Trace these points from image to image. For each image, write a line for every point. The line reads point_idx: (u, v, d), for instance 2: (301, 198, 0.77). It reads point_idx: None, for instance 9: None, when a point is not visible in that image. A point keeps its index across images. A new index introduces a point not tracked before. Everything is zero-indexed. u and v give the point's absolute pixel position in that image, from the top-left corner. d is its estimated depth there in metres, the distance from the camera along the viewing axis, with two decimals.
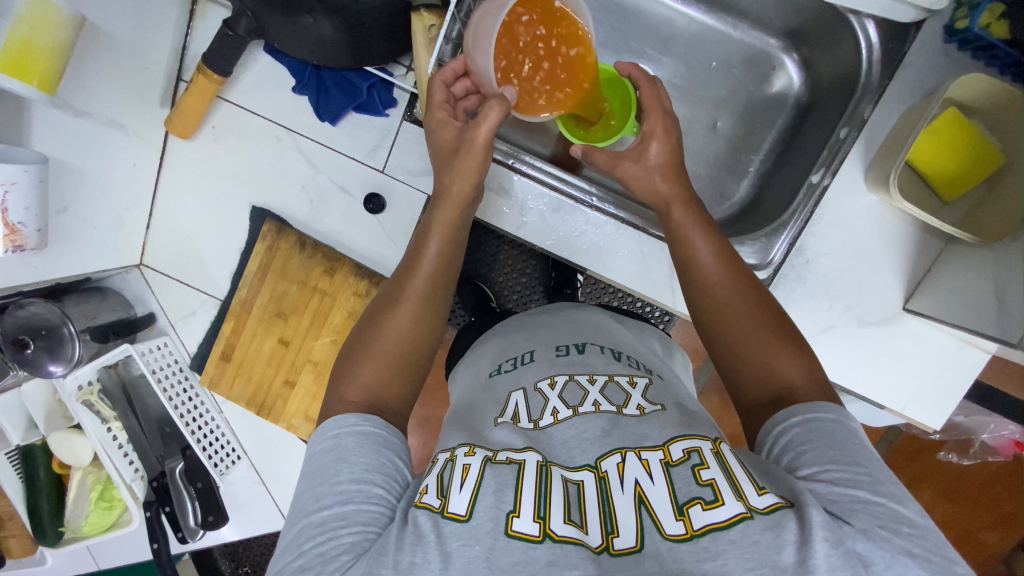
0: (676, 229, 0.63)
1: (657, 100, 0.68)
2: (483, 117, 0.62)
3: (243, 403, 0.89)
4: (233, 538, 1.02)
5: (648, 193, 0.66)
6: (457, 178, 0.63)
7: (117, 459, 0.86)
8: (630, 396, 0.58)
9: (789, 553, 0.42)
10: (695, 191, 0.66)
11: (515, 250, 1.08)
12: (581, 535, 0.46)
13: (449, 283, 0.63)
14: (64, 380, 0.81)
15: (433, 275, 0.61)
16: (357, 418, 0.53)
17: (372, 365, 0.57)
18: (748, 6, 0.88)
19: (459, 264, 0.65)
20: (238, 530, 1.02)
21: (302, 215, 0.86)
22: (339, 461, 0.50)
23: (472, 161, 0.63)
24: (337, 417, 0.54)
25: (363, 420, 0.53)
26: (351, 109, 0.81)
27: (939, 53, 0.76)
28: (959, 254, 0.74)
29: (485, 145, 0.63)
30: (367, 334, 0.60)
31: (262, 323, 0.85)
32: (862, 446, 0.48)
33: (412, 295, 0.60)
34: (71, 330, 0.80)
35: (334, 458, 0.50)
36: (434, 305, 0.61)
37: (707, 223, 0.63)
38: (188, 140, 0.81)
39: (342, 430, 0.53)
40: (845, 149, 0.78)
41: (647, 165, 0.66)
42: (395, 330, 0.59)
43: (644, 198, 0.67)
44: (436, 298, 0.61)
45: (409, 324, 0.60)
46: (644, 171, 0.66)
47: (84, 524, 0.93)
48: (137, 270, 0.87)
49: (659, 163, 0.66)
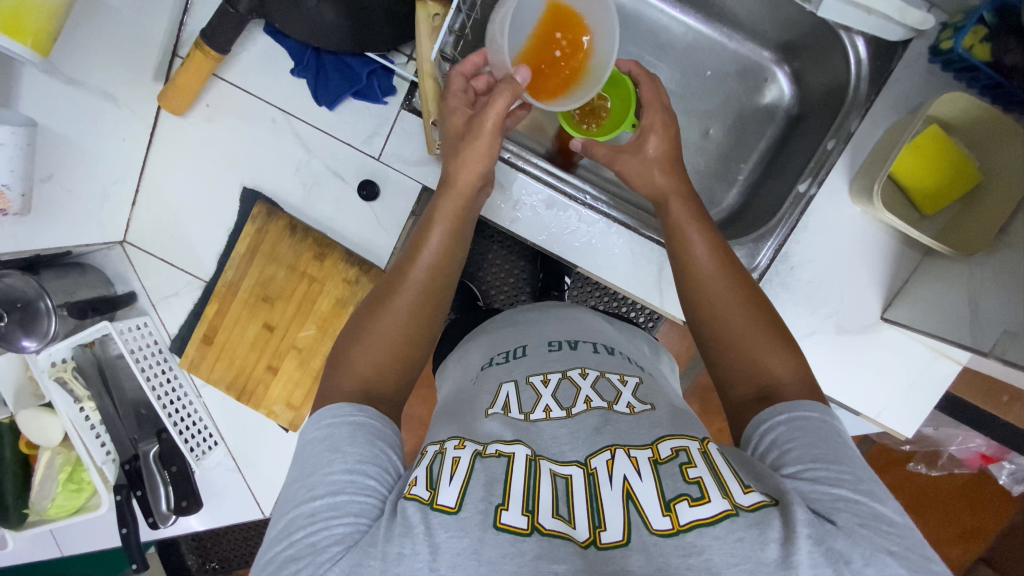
0: (674, 224, 0.64)
1: (655, 95, 0.70)
2: (494, 102, 0.65)
3: (223, 387, 0.87)
4: (201, 528, 0.97)
5: (647, 187, 0.67)
6: (463, 167, 0.66)
7: (89, 441, 0.84)
8: (621, 393, 0.59)
9: (773, 550, 0.42)
10: (694, 187, 0.67)
11: (503, 250, 1.09)
12: (569, 529, 0.46)
13: (450, 276, 0.63)
14: (37, 356, 0.79)
15: (433, 264, 0.62)
16: (353, 409, 0.53)
17: (369, 352, 0.57)
18: (744, 19, 0.91)
19: (461, 257, 0.65)
20: (206, 519, 0.97)
21: (295, 199, 0.85)
22: (332, 451, 0.50)
23: (479, 145, 0.66)
24: (331, 406, 0.53)
25: (359, 411, 0.53)
26: (349, 95, 0.81)
27: (925, 73, 0.79)
28: (935, 268, 0.76)
29: (491, 131, 0.66)
30: (365, 320, 0.60)
31: (246, 307, 0.84)
32: (845, 445, 0.49)
33: (415, 284, 0.61)
34: (47, 304, 0.77)
35: (328, 448, 0.50)
36: (432, 295, 0.61)
37: (706, 220, 0.64)
38: (182, 116, 0.81)
39: (337, 420, 0.52)
40: (832, 160, 0.81)
41: (645, 158, 0.67)
42: (393, 317, 0.59)
43: (643, 192, 0.68)
44: (434, 288, 0.62)
45: (407, 312, 0.60)
46: (643, 164, 0.67)
47: (50, 506, 0.89)
48: (119, 247, 0.85)
49: (657, 157, 0.67)
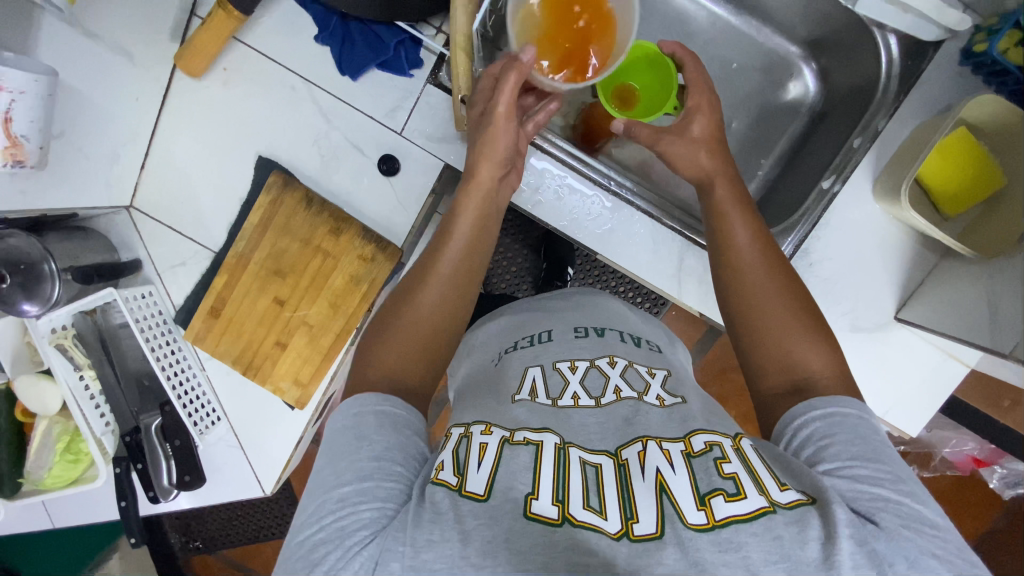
0: (716, 206, 0.64)
1: (701, 77, 0.70)
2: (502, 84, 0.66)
3: (229, 361, 0.83)
4: (186, 506, 0.93)
5: (692, 170, 0.67)
6: (483, 157, 0.66)
7: (88, 411, 0.81)
8: (649, 384, 0.58)
9: (814, 549, 0.42)
10: (737, 170, 0.67)
11: (507, 238, 1.09)
12: (600, 521, 0.44)
13: (473, 273, 0.63)
14: (37, 321, 0.76)
15: (458, 258, 0.62)
16: (378, 398, 0.52)
17: (395, 345, 0.57)
18: (774, 12, 0.90)
19: (484, 251, 0.65)
20: (192, 497, 0.93)
21: (312, 170, 0.82)
22: (359, 439, 0.49)
23: (496, 132, 0.66)
24: (359, 396, 0.52)
25: (383, 401, 0.52)
26: (375, 66, 0.79)
27: (955, 75, 0.79)
28: (954, 271, 0.77)
29: (504, 114, 0.66)
30: (390, 316, 0.60)
31: (257, 280, 0.81)
32: (884, 443, 0.49)
33: (436, 282, 0.61)
34: (52, 267, 0.74)
35: (354, 436, 0.49)
36: (456, 288, 0.61)
37: (750, 204, 0.64)
38: (198, 79, 0.78)
39: (363, 409, 0.51)
40: (856, 160, 0.81)
41: (693, 140, 0.66)
42: (418, 310, 0.59)
43: (687, 174, 0.68)
44: (459, 280, 0.61)
45: (432, 304, 0.59)
46: (688, 145, 0.66)
47: (47, 476, 0.85)
48: (125, 212, 0.81)
49: (706, 138, 0.67)
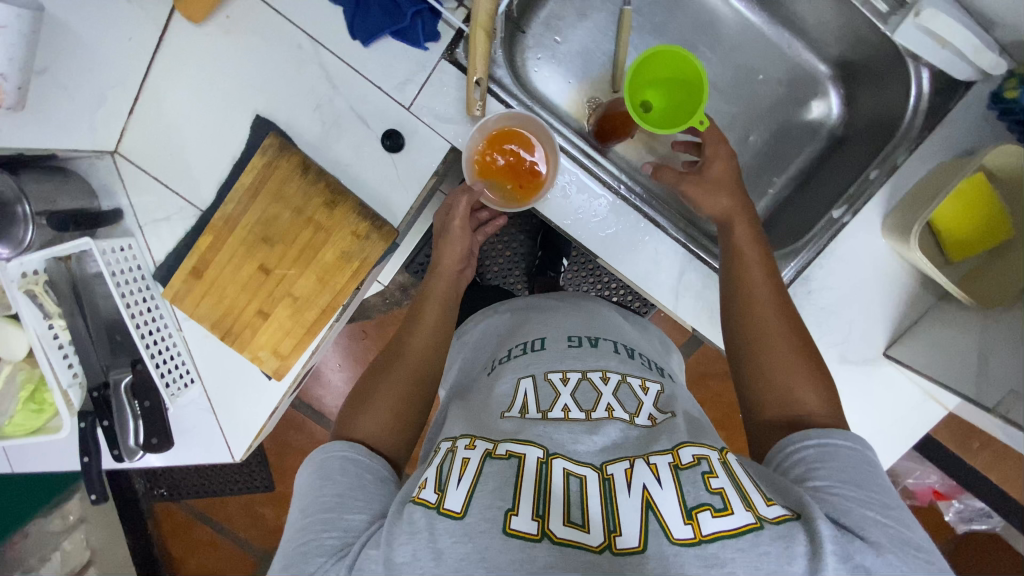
0: (736, 246, 0.64)
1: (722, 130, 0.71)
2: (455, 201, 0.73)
3: (207, 325, 0.80)
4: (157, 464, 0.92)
5: (714, 209, 0.67)
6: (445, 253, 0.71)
7: (56, 360, 0.77)
8: (642, 403, 0.57)
9: (799, 564, 0.41)
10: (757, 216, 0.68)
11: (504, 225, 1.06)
12: (582, 535, 0.44)
13: (441, 349, 0.66)
14: (8, 265, 0.70)
15: (427, 337, 0.65)
16: (342, 445, 0.54)
17: (372, 414, 0.58)
18: (807, 28, 0.88)
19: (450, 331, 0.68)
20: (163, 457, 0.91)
21: (312, 137, 0.78)
22: (323, 478, 0.51)
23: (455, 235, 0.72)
24: (325, 443, 0.55)
25: (348, 447, 0.54)
26: (388, 33, 0.75)
27: (981, 118, 0.77)
28: (949, 314, 0.78)
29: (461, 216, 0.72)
30: (365, 387, 0.61)
31: (244, 246, 0.78)
32: (876, 474, 0.49)
33: (408, 359, 0.63)
34: (26, 210, 0.70)
35: (317, 477, 0.51)
36: (426, 364, 0.63)
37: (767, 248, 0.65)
38: (197, 24, 0.74)
39: (330, 454, 0.54)
40: (870, 192, 0.79)
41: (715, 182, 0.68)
42: (392, 383, 0.61)
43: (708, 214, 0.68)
44: (429, 357, 0.64)
45: (404, 378, 0.62)
46: (710, 187, 0.68)
47: (6, 424, 0.81)
48: (110, 157, 0.77)
49: (724, 180, 0.68)
